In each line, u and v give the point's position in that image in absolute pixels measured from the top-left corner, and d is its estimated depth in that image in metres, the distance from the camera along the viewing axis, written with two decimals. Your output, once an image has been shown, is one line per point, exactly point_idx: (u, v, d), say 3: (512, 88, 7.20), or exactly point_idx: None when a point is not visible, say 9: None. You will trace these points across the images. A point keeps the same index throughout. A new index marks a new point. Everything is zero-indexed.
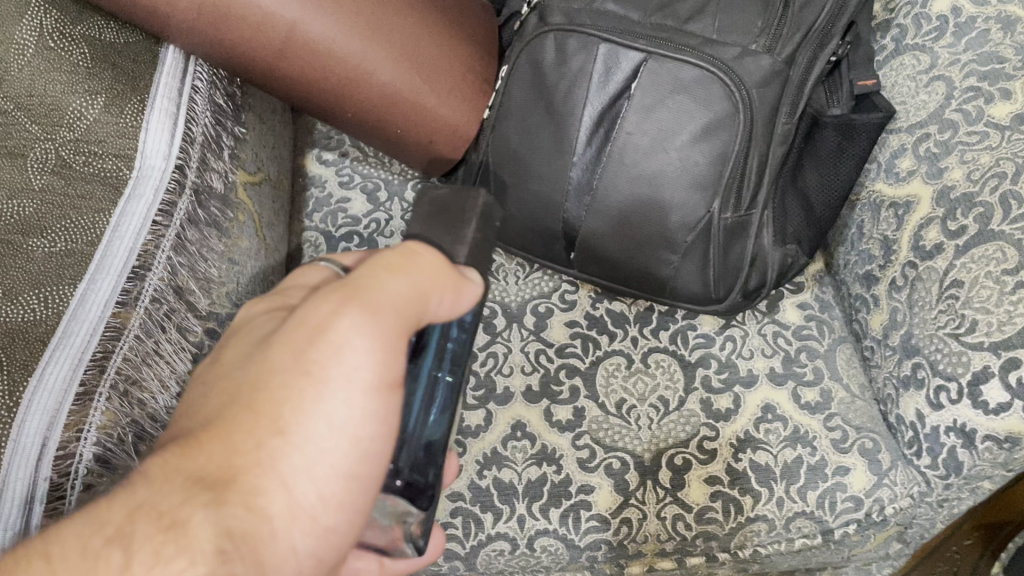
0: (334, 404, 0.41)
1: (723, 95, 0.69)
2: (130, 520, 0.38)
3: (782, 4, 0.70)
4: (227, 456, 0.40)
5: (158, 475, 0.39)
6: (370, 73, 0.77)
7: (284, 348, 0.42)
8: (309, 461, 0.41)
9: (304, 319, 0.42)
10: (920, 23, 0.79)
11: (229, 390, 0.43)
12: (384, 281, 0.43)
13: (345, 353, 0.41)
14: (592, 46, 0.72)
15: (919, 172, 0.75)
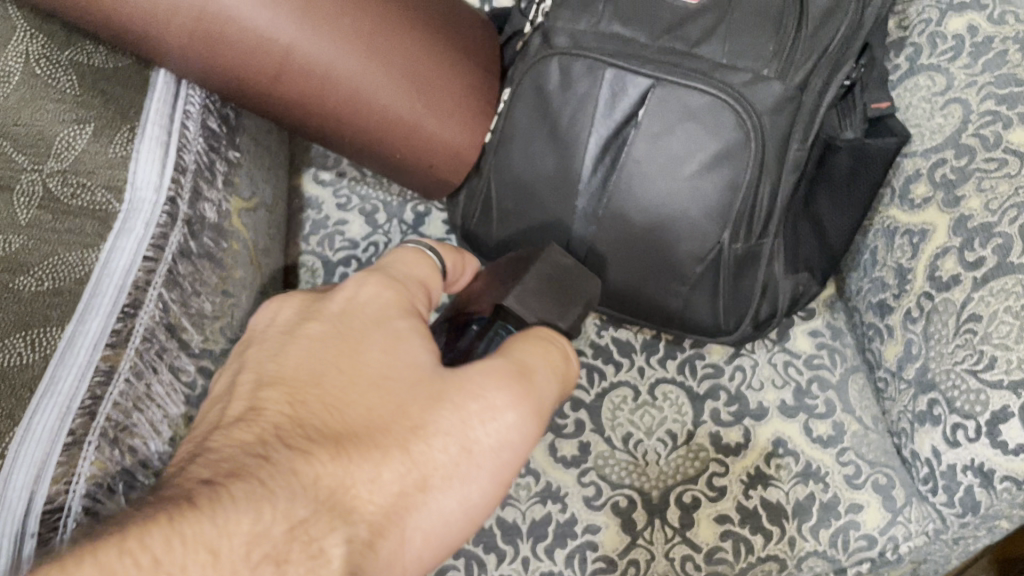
0: (473, 488, 0.47)
1: (735, 123, 0.66)
2: (291, 534, 0.39)
3: (794, 28, 0.68)
4: (371, 492, 0.43)
5: (311, 490, 0.41)
6: (369, 96, 0.74)
7: (450, 407, 0.47)
8: (432, 521, 0.45)
9: (476, 391, 0.48)
10: (935, 42, 0.78)
11: (386, 414, 0.46)
12: (540, 382, 0.52)
13: (503, 448, 0.48)
14: (598, 71, 0.69)
15: (935, 199, 0.72)
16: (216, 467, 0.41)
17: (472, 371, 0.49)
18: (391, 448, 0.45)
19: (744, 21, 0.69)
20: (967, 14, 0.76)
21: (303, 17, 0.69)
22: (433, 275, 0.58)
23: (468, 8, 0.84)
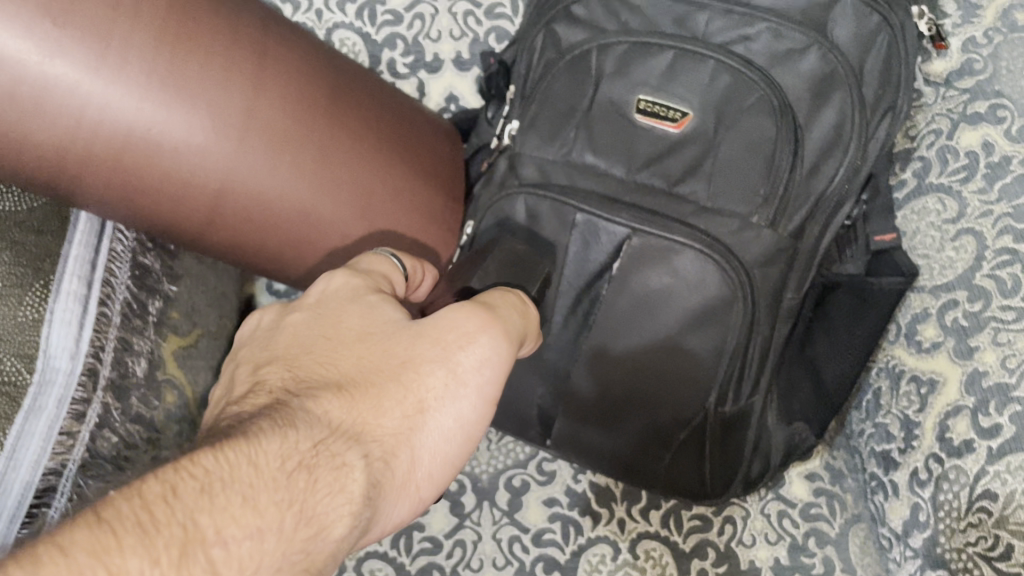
0: (465, 405, 0.44)
1: (719, 279, 0.59)
2: (313, 453, 0.38)
3: (788, 168, 0.61)
4: (377, 417, 0.41)
5: (322, 421, 0.39)
6: (320, 223, 0.67)
7: (430, 339, 0.44)
8: (435, 445, 0.43)
9: (449, 322, 0.45)
10: (946, 158, 0.70)
11: (373, 358, 0.43)
12: (506, 316, 0.48)
13: (486, 366, 0.45)
14: (567, 214, 0.62)
15: (945, 346, 0.65)
16: (234, 421, 0.39)
17: (445, 311, 0.46)
18: (384, 384, 0.42)
19: (732, 157, 0.62)
20: (981, 127, 0.69)
21: (243, 116, 0.61)
22: (397, 266, 0.51)
23: (426, 113, 0.77)
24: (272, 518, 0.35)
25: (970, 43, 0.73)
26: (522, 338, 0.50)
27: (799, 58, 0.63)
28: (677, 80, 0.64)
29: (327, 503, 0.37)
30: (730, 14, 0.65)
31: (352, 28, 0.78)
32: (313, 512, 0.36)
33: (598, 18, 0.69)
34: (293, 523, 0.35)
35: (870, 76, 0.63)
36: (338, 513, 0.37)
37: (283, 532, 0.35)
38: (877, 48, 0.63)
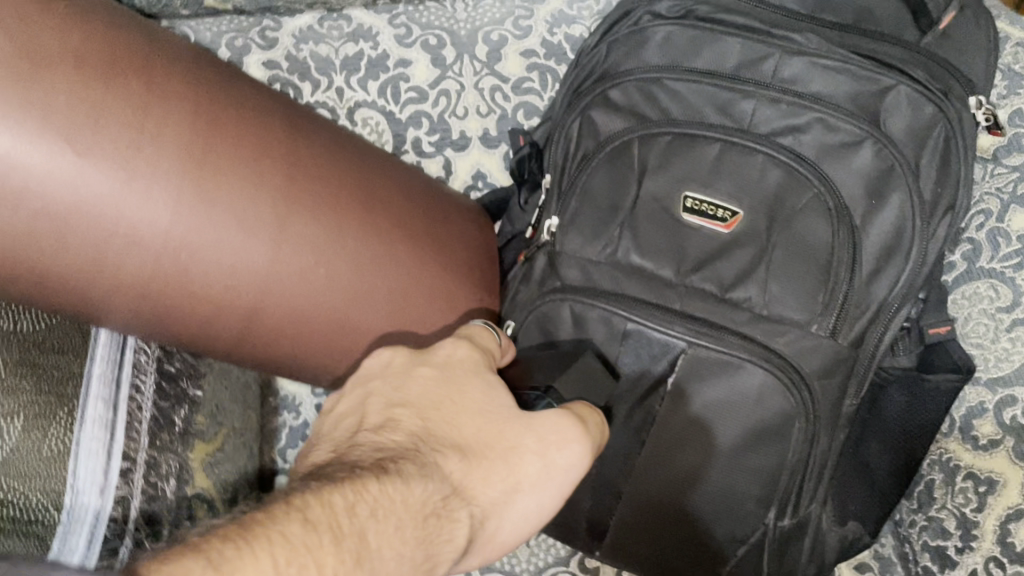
0: (550, 500, 0.48)
1: (781, 395, 0.57)
2: (441, 505, 0.44)
3: (847, 274, 0.58)
4: (482, 485, 0.46)
5: (443, 477, 0.45)
6: (359, 325, 0.62)
7: (536, 435, 0.48)
8: (519, 520, 0.47)
9: (551, 422, 0.49)
10: (996, 241, 0.68)
11: (488, 435, 0.48)
12: (595, 426, 0.51)
13: (572, 473, 0.48)
14: (616, 327, 0.59)
15: (1005, 445, 0.65)
16: (381, 452, 0.44)
17: (553, 413, 0.49)
18: (493, 460, 0.47)
19: (788, 261, 0.59)
20: None
21: (276, 230, 0.58)
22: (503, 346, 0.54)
23: (456, 196, 0.73)
24: (408, 548, 0.41)
25: (1017, 116, 0.71)
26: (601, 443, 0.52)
27: (852, 153, 0.61)
28: (723, 174, 0.62)
29: (440, 547, 0.43)
30: (777, 104, 0.63)
31: (374, 106, 0.75)
32: (433, 554, 0.42)
33: (637, 104, 0.66)
34: (420, 557, 0.41)
35: (927, 173, 0.61)
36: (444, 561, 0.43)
37: (413, 562, 0.41)
38: (932, 142, 0.61)
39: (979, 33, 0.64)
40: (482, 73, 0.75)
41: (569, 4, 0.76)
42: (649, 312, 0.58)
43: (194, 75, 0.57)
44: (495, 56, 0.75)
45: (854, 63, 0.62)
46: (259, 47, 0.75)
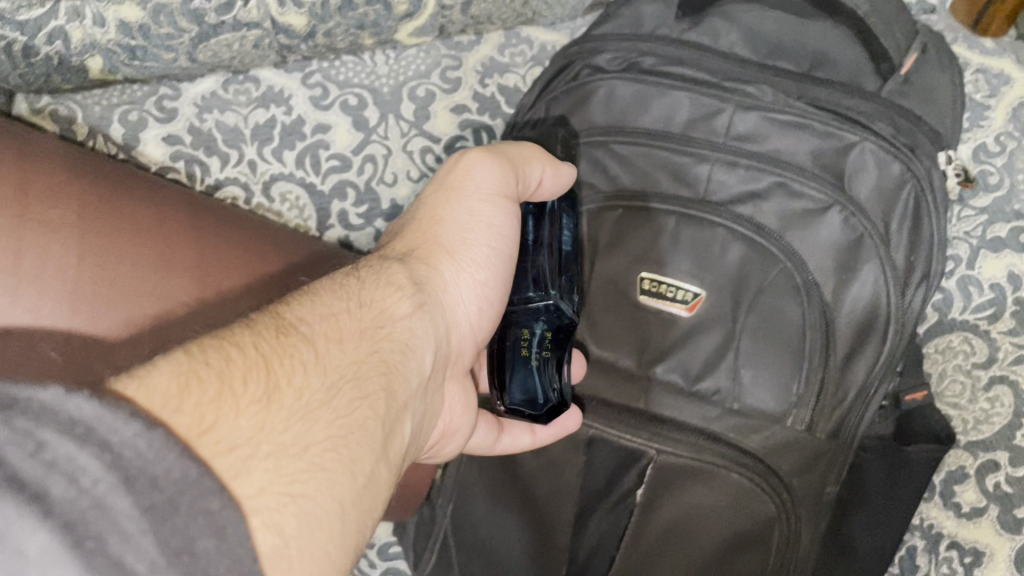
0: (479, 206, 0.51)
1: (761, 502, 0.53)
2: (365, 272, 0.46)
3: (821, 360, 0.54)
4: (408, 246, 0.50)
5: (360, 270, 0.46)
6: None
7: (436, 188, 0.52)
8: (466, 252, 0.50)
9: (441, 176, 0.53)
10: (969, 291, 0.64)
11: (410, 222, 0.52)
12: (509, 148, 0.53)
13: (475, 175, 0.51)
14: (579, 435, 0.57)
15: (989, 513, 0.61)
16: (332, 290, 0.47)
17: (442, 169, 0.53)
18: (411, 235, 0.51)
19: (758, 347, 0.54)
20: (1005, 255, 0.64)
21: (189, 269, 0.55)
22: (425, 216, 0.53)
23: None
24: (338, 306, 0.42)
25: (981, 151, 0.67)
26: (548, 183, 0.53)
27: (818, 223, 0.55)
28: (681, 253, 0.56)
29: (383, 294, 0.45)
30: (735, 168, 0.57)
31: (292, 179, 0.68)
32: (375, 303, 0.44)
33: (584, 172, 0.62)
34: (358, 306, 0.43)
35: (897, 242, 0.56)
36: (398, 305, 0.45)
37: (352, 313, 0.42)
38: (900, 205, 0.56)
39: (943, 75, 0.59)
40: (410, 134, 0.69)
41: (500, 50, 0.70)
42: (615, 416, 0.56)
43: (73, 162, 0.57)
44: (423, 114, 0.69)
45: (812, 117, 0.56)
46: (157, 119, 0.67)
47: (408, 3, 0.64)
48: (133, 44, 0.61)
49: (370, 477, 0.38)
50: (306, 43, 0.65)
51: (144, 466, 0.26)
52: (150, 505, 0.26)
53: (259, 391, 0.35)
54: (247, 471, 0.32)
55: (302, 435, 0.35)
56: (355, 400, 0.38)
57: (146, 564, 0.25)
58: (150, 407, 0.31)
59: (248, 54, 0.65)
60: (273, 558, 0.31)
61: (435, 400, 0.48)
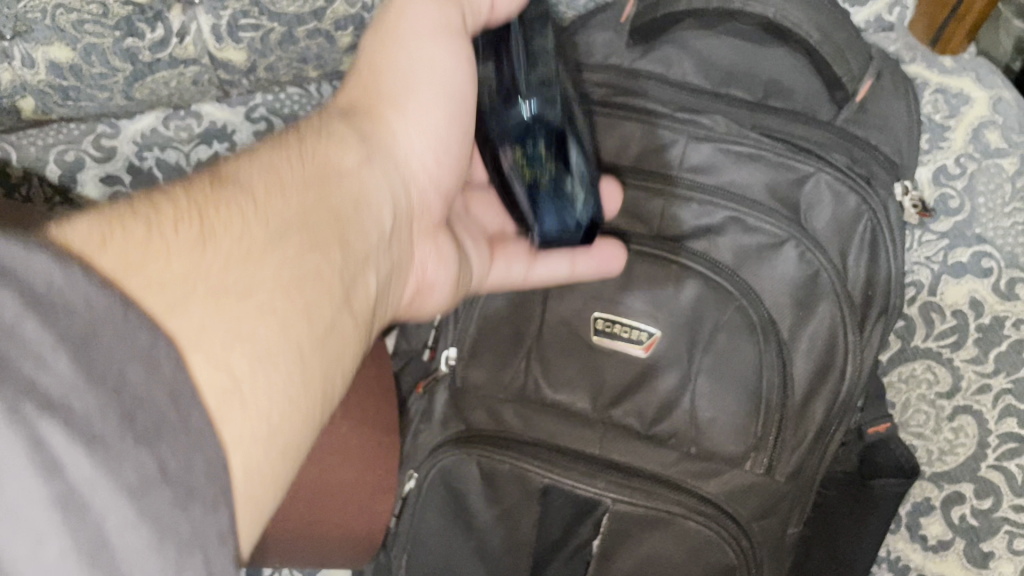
0: (428, 59, 0.46)
1: (719, 551, 0.53)
2: (306, 134, 0.41)
3: (779, 402, 0.53)
4: (352, 105, 0.46)
5: (298, 133, 0.41)
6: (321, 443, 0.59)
7: (375, 40, 0.47)
8: (419, 114, 0.46)
9: (376, 29, 0.47)
10: (931, 316, 0.63)
11: (350, 86, 0.47)
12: None
13: (418, 21, 0.45)
14: (531, 484, 0.55)
15: (956, 547, 0.60)
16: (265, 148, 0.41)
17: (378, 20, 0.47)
18: (355, 99, 0.46)
19: (716, 389, 0.53)
20: (966, 280, 0.63)
21: None
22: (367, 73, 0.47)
23: None
24: (271, 156, 0.38)
25: (942, 174, 0.65)
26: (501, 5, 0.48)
27: (773, 258, 0.54)
28: (636, 291, 0.55)
29: (332, 152, 0.41)
30: (688, 203, 0.55)
31: None
32: (320, 158, 0.40)
33: None
34: (299, 159, 0.39)
35: (855, 275, 0.55)
36: (345, 158, 0.41)
37: (294, 163, 0.38)
38: (857, 237, 0.54)
39: (899, 103, 0.58)
40: None
41: None
42: (569, 463, 0.54)
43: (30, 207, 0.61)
44: None
45: (767, 149, 0.55)
46: (94, 159, 0.64)
47: (350, 35, 0.62)
48: (65, 84, 0.59)
49: (328, 326, 0.34)
50: (246, 77, 0.63)
51: (56, 290, 0.22)
52: (62, 330, 0.22)
53: (192, 234, 0.30)
54: (185, 310, 0.28)
55: (251, 276, 0.31)
56: (306, 242, 0.35)
57: (63, 386, 0.21)
58: (67, 246, 0.27)
59: (186, 90, 0.63)
60: (218, 399, 0.27)
61: (398, 268, 0.44)
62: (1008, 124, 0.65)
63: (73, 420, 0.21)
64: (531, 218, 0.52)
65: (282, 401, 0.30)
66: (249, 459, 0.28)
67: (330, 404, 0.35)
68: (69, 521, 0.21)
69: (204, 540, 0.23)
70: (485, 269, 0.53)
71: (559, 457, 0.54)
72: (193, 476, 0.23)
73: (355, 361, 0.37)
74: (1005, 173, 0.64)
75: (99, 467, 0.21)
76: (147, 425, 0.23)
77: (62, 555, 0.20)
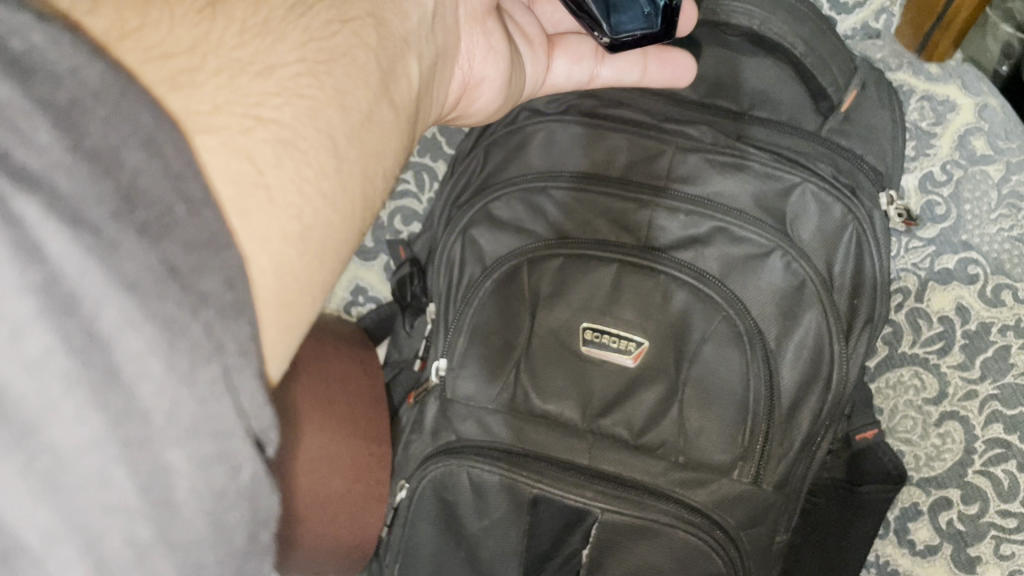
0: None
1: (707, 560, 0.54)
2: None
3: (766, 412, 0.53)
4: None
5: None
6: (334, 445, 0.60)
7: None
8: None
9: None
10: (917, 323, 0.64)
11: None
12: None
13: None
14: (520, 495, 0.55)
15: (943, 551, 0.61)
16: None
17: None
18: None
19: (705, 397, 0.54)
20: (953, 286, 0.63)
21: None
22: None
23: (334, 323, 0.68)
24: None
25: (928, 180, 0.65)
26: None
27: (759, 268, 0.54)
28: (624, 302, 0.55)
29: None
30: (675, 214, 0.55)
31: None
32: None
33: (523, 218, 0.58)
34: None
35: (841, 285, 0.55)
36: None
37: None
38: (843, 246, 0.55)
39: (882, 113, 0.58)
40: None
41: None
42: (556, 474, 0.54)
43: None
44: None
45: (753, 159, 0.54)
46: None
47: None
48: None
49: (363, 113, 0.35)
50: None
51: (39, 54, 0.23)
52: (47, 101, 0.22)
53: (202, 2, 0.31)
54: (194, 84, 0.29)
55: (268, 46, 0.32)
56: (333, 22, 0.35)
57: (53, 168, 0.22)
58: (66, 8, 0.28)
59: None
60: (238, 190, 0.29)
61: (436, 73, 0.45)
62: (994, 130, 0.65)
63: (61, 202, 0.22)
64: (600, 17, 0.52)
65: (313, 168, 0.32)
66: (279, 255, 0.30)
67: (372, 203, 0.36)
68: (50, 314, 0.21)
69: (220, 348, 0.24)
70: (544, 74, 0.55)
71: (549, 468, 0.55)
72: (202, 278, 0.24)
73: (397, 149, 0.38)
74: (991, 179, 0.64)
75: (88, 255, 0.22)
76: (148, 219, 0.23)
77: (49, 343, 0.21)
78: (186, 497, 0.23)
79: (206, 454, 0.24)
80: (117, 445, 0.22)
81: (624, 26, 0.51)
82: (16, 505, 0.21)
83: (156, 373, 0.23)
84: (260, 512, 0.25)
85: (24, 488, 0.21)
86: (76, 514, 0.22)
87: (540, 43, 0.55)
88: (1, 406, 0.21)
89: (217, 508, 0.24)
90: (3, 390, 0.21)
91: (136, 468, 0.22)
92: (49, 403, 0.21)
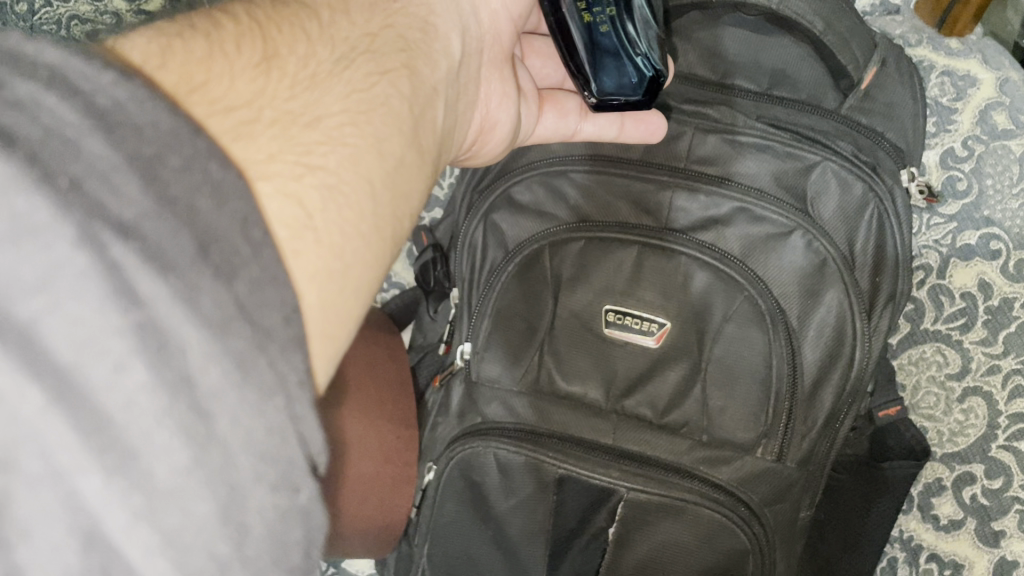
0: None
1: (732, 536, 0.54)
2: None
3: (789, 389, 0.54)
4: None
5: None
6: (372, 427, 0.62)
7: None
8: None
9: None
10: (939, 299, 0.64)
11: None
12: None
13: None
14: (548, 475, 0.56)
15: (967, 526, 0.61)
16: None
17: None
18: None
19: (728, 375, 0.54)
20: (975, 263, 0.63)
21: None
22: None
23: None
24: None
25: (949, 156, 0.65)
26: None
27: (781, 247, 0.54)
28: (646, 285, 0.55)
29: None
30: (695, 195, 0.55)
31: None
32: None
33: (544, 203, 0.58)
34: None
35: (863, 264, 0.55)
36: None
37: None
38: (864, 224, 0.55)
39: (903, 89, 0.58)
40: None
41: None
42: (581, 454, 0.55)
43: None
44: None
45: (773, 138, 0.54)
46: None
47: None
48: None
49: (398, 158, 0.35)
50: None
51: (124, 111, 0.23)
52: (130, 153, 0.22)
53: (257, 58, 0.32)
54: (251, 135, 0.29)
55: (318, 98, 0.32)
56: (373, 75, 0.36)
57: (134, 211, 0.22)
58: (132, 61, 0.28)
59: None
60: (291, 233, 0.28)
61: (460, 109, 0.46)
62: (1015, 104, 0.65)
63: (146, 246, 0.22)
64: (587, 75, 0.51)
65: (356, 213, 0.32)
66: (323, 294, 0.29)
67: (400, 242, 0.36)
68: (147, 349, 0.21)
69: (284, 381, 0.24)
70: (534, 126, 0.54)
71: (577, 448, 0.56)
72: (266, 315, 0.24)
73: (423, 191, 0.38)
74: (1012, 154, 0.64)
75: (175, 292, 0.22)
76: (221, 261, 0.23)
77: (146, 381, 0.21)
78: (256, 521, 0.23)
79: (274, 480, 0.23)
80: (202, 474, 0.22)
81: (606, 88, 0.51)
82: (119, 527, 0.20)
83: (233, 403, 0.22)
84: (312, 532, 0.25)
85: (118, 514, 0.20)
86: (174, 536, 0.21)
87: (534, 96, 0.54)
88: (103, 439, 0.20)
89: (278, 531, 0.24)
90: (103, 421, 0.20)
91: (218, 496, 0.22)
92: (143, 436, 0.21)
